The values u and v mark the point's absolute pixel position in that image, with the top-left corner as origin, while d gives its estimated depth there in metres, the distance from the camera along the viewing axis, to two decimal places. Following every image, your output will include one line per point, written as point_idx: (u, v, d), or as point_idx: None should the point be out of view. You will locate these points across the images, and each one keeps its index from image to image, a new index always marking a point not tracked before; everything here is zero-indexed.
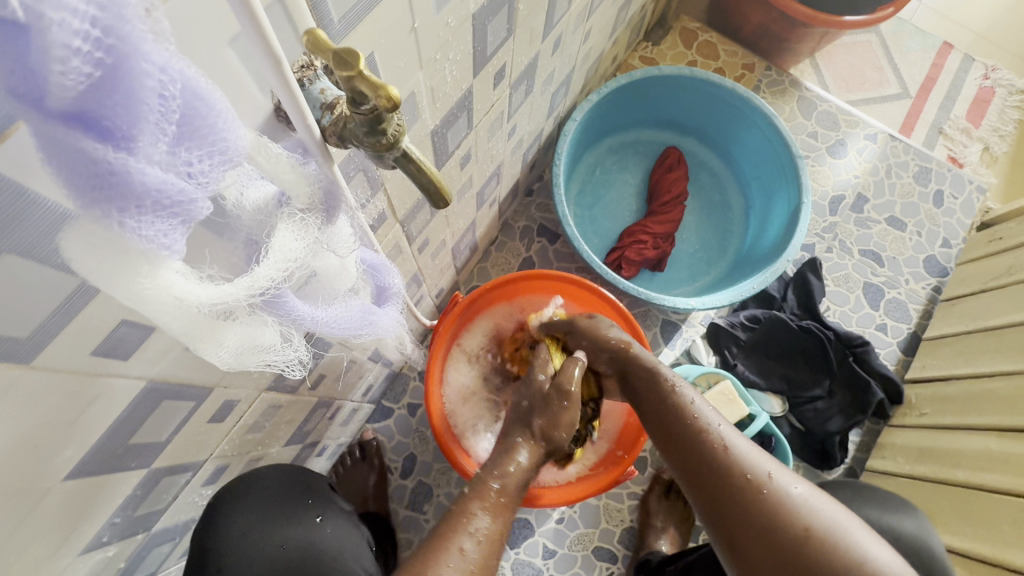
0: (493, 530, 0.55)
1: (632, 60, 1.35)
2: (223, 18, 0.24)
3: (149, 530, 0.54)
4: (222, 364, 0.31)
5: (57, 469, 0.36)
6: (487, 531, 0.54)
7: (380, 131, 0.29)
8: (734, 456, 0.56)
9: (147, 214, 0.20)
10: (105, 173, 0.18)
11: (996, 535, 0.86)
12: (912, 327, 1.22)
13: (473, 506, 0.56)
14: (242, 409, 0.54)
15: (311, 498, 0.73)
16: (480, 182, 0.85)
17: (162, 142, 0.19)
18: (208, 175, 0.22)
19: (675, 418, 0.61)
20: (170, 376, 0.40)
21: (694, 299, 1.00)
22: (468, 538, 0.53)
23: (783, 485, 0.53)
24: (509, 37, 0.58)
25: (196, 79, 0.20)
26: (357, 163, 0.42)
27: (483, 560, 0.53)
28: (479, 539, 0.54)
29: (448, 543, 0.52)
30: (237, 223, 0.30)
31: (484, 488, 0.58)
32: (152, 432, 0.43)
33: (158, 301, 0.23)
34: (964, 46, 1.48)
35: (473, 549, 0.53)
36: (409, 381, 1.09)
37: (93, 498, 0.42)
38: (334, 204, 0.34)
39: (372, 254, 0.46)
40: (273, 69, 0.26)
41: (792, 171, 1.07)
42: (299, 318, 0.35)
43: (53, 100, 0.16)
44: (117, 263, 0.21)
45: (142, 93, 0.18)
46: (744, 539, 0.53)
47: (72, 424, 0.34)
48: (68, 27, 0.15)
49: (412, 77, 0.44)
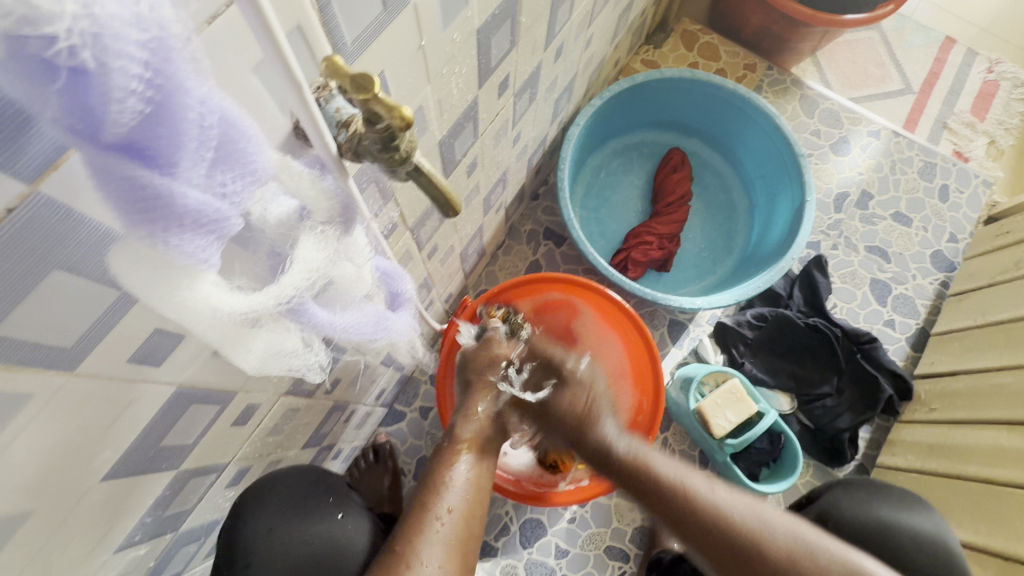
0: (470, 478, 0.59)
1: (634, 64, 1.36)
2: (247, 49, 0.26)
3: (177, 530, 0.57)
4: (250, 369, 0.33)
5: (96, 470, 0.38)
6: (465, 479, 0.59)
7: (393, 148, 0.31)
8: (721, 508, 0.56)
9: (187, 231, 0.22)
10: (150, 196, 0.20)
11: (1011, 530, 0.87)
12: (920, 322, 1.22)
13: (444, 460, 0.61)
14: (263, 412, 0.56)
15: (332, 496, 0.75)
16: (486, 189, 0.87)
17: (200, 166, 0.21)
18: (239, 195, 0.24)
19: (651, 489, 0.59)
20: (198, 381, 0.42)
21: (701, 299, 1.00)
22: (448, 501, 0.56)
23: (731, 508, 0.56)
24: (512, 48, 0.60)
25: (230, 108, 0.22)
26: (370, 175, 0.44)
27: (468, 512, 0.56)
28: (457, 488, 0.57)
29: (425, 502, 0.55)
30: (261, 235, 0.32)
31: (451, 449, 0.62)
32: (180, 435, 0.45)
33: (196, 310, 0.25)
34: (968, 40, 1.49)
35: (449, 501, 0.56)
36: (421, 384, 1.11)
37: (128, 497, 0.44)
38: (349, 217, 0.36)
39: (386, 262, 0.47)
40: (293, 92, 0.28)
41: (795, 169, 1.08)
42: (318, 325, 0.37)
43: (108, 133, 0.18)
44: (159, 276, 0.23)
45: (184, 124, 0.20)
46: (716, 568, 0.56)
47: (110, 426, 0.36)
48: (126, 72, 0.17)
49: (420, 92, 0.46)
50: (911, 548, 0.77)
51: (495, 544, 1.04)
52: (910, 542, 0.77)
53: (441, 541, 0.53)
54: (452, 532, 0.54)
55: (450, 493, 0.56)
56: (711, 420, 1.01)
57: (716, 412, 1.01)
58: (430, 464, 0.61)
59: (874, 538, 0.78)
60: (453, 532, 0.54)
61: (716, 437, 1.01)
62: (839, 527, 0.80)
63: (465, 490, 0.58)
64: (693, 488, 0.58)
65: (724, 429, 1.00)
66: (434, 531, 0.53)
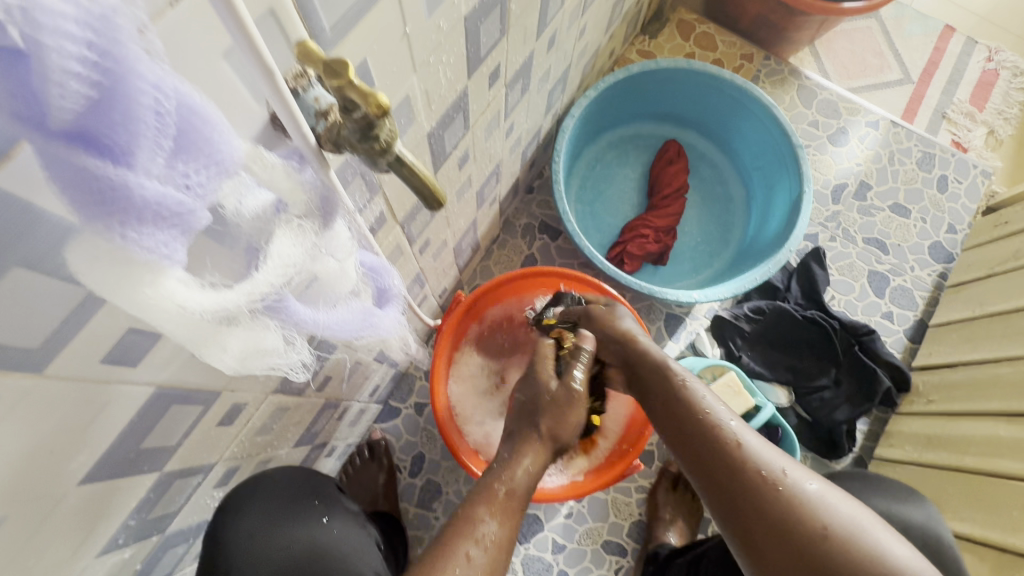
0: (502, 534, 0.54)
1: (629, 55, 1.35)
2: (216, 35, 0.25)
3: (163, 532, 0.55)
4: (226, 368, 0.32)
5: (71, 474, 0.37)
6: (494, 538, 0.53)
7: (372, 138, 0.30)
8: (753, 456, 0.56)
9: (147, 226, 0.21)
10: (106, 188, 0.19)
11: (1007, 521, 0.86)
12: (918, 314, 1.21)
13: (481, 510, 0.55)
14: (250, 412, 0.55)
15: (318, 499, 0.74)
16: (479, 182, 0.85)
17: (159, 156, 0.20)
18: (206, 187, 0.23)
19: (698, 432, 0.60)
20: (178, 381, 0.41)
21: (697, 292, 0.99)
22: (472, 552, 0.51)
23: (797, 481, 0.54)
24: (502, 37, 0.59)
25: (190, 94, 0.21)
26: (355, 168, 0.43)
27: (493, 565, 0.51)
28: (486, 545, 0.52)
29: (452, 551, 0.51)
30: (236, 230, 0.31)
31: (489, 493, 0.56)
32: (162, 436, 0.44)
33: (162, 309, 0.24)
34: (967, 29, 1.47)
35: (480, 555, 0.51)
36: (416, 380, 1.10)
37: (109, 500, 0.43)
38: (330, 209, 0.35)
39: (372, 257, 0.46)
40: (264, 79, 0.26)
41: (793, 160, 1.06)
42: (302, 322, 0.36)
43: (54, 120, 0.17)
44: (121, 274, 0.22)
45: (138, 110, 0.19)
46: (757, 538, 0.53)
47: (84, 429, 0.35)
48: (64, 52, 0.16)
49: (406, 82, 0.45)
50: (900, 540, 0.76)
51: None
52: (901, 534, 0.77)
53: None
54: None
55: (474, 546, 0.51)
56: None
57: None
58: (462, 505, 0.56)
59: None
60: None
61: None
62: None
63: (492, 544, 0.52)
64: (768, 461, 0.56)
65: None
66: None
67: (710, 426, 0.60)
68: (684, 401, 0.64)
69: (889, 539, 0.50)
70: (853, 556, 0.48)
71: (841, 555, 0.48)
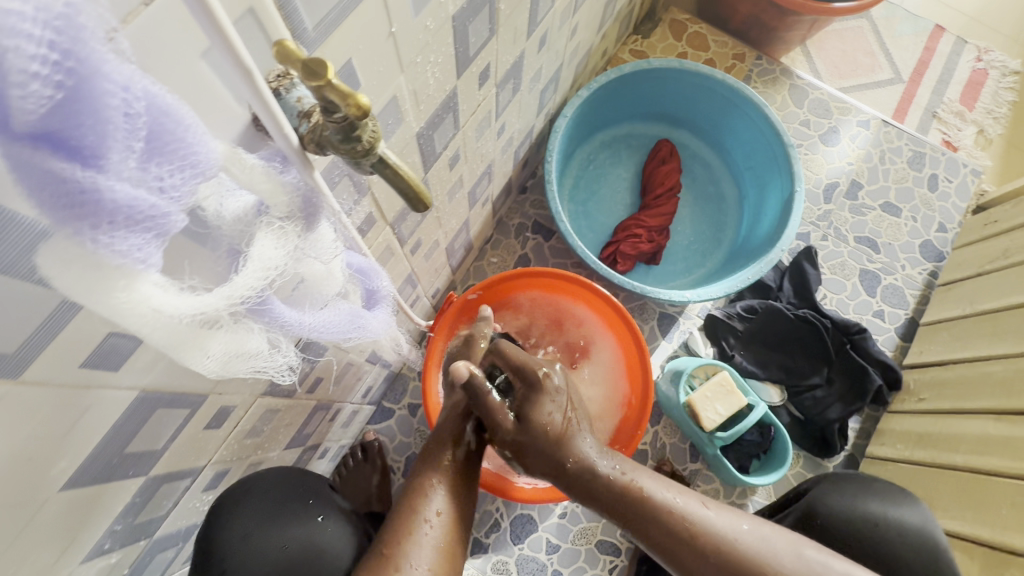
0: (454, 489, 0.60)
1: (622, 55, 1.35)
2: (192, 35, 0.25)
3: (152, 536, 0.55)
4: (210, 372, 0.31)
5: (53, 480, 0.36)
6: (448, 490, 0.60)
7: (354, 138, 0.29)
8: (720, 542, 0.56)
9: (119, 229, 0.20)
10: (75, 191, 0.19)
11: (996, 519, 0.87)
12: (909, 312, 1.22)
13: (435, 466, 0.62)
14: (238, 414, 0.55)
15: (311, 498, 0.74)
16: (471, 182, 0.85)
17: (130, 158, 0.20)
18: (180, 190, 0.23)
19: (652, 523, 0.58)
20: (162, 385, 0.40)
21: (689, 291, 0.99)
22: (436, 508, 0.58)
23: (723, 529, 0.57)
24: (492, 37, 0.58)
25: (161, 95, 0.20)
26: (342, 168, 0.43)
27: (454, 515, 0.58)
28: (444, 491, 0.59)
29: (412, 505, 0.58)
30: (218, 232, 0.30)
31: (441, 450, 0.63)
32: (147, 441, 0.43)
33: (139, 316, 0.24)
34: (957, 29, 1.48)
35: (434, 509, 0.58)
36: (409, 381, 1.10)
37: (94, 505, 0.42)
38: (313, 210, 0.34)
39: (361, 259, 0.46)
40: (242, 80, 0.26)
41: (784, 160, 1.07)
42: (286, 324, 0.35)
43: (17, 122, 0.16)
44: (94, 279, 0.22)
45: (106, 112, 0.18)
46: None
47: (65, 435, 0.35)
48: (23, 53, 0.15)
49: (393, 81, 0.45)
50: (898, 546, 0.77)
51: (485, 541, 1.03)
52: (897, 539, 0.78)
53: (430, 547, 0.55)
54: (440, 537, 0.56)
55: (437, 499, 0.58)
56: (701, 413, 1.00)
57: (706, 405, 1.00)
58: (421, 462, 0.63)
59: (859, 529, 0.78)
60: (441, 536, 0.56)
61: (707, 430, 1.00)
62: (829, 526, 0.79)
63: (449, 494, 0.59)
64: (721, 537, 0.56)
65: (714, 422, 0.99)
66: (422, 536, 0.55)
67: (664, 516, 0.58)
68: (620, 490, 0.59)
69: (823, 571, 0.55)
70: None
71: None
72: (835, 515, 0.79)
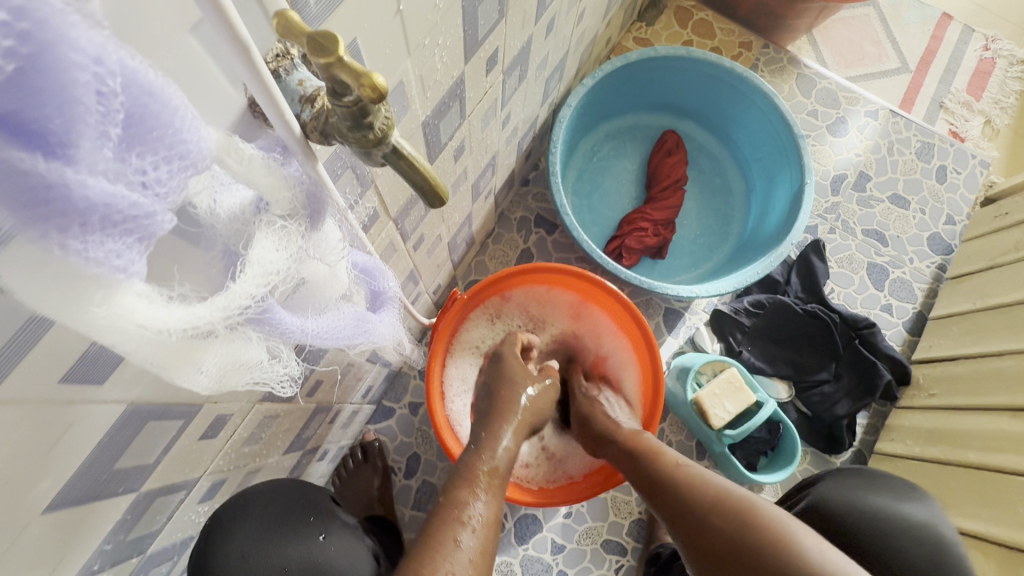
0: (490, 514, 0.55)
1: (625, 43, 1.31)
2: (180, 3, 0.21)
3: (144, 552, 0.52)
4: (203, 389, 0.28)
5: (33, 504, 0.33)
6: (483, 518, 0.54)
7: (366, 125, 0.26)
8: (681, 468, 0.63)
9: (94, 232, 0.17)
10: (40, 187, 0.16)
11: (1015, 517, 0.85)
12: (917, 306, 1.20)
13: (465, 495, 0.55)
14: (236, 422, 0.51)
15: (312, 516, 0.71)
16: (475, 174, 0.81)
17: (106, 147, 0.17)
18: (168, 185, 0.20)
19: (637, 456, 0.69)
20: (153, 396, 0.37)
21: (698, 287, 0.96)
22: (464, 535, 0.51)
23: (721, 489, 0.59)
24: (500, 19, 0.55)
25: (143, 71, 0.17)
26: (344, 159, 0.40)
27: (484, 547, 0.51)
28: (478, 525, 0.52)
29: (445, 535, 0.50)
30: (212, 232, 0.27)
31: (473, 476, 0.58)
32: (139, 454, 0.40)
33: (118, 330, 0.20)
34: (964, 17, 1.44)
35: (473, 539, 0.51)
36: (410, 379, 1.06)
37: (80, 526, 0.39)
38: (318, 207, 0.31)
39: (364, 257, 0.43)
40: (239, 58, 0.22)
41: (794, 150, 1.04)
42: (287, 331, 0.32)
43: None
44: (63, 288, 0.18)
45: (72, 89, 0.15)
46: (694, 540, 0.58)
47: (45, 456, 0.31)
48: None
49: (400, 66, 0.41)
50: (901, 540, 0.75)
51: None
52: (900, 534, 0.75)
53: None
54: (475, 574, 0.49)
55: (466, 529, 0.51)
56: (709, 411, 0.97)
57: (714, 403, 0.98)
58: (448, 488, 0.57)
59: (863, 524, 0.76)
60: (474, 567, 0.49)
61: (714, 428, 0.98)
62: (828, 520, 0.77)
63: (482, 528, 0.52)
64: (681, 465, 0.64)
65: (722, 421, 0.97)
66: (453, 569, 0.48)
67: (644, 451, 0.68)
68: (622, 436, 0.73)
69: (812, 535, 0.54)
70: (770, 544, 0.53)
71: (724, 517, 0.57)
72: (837, 509, 0.78)
